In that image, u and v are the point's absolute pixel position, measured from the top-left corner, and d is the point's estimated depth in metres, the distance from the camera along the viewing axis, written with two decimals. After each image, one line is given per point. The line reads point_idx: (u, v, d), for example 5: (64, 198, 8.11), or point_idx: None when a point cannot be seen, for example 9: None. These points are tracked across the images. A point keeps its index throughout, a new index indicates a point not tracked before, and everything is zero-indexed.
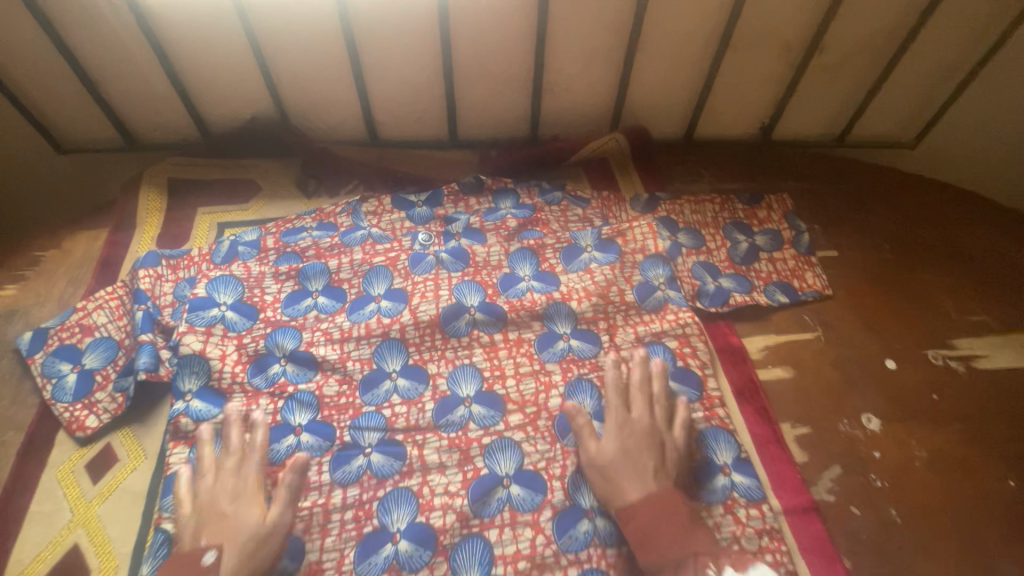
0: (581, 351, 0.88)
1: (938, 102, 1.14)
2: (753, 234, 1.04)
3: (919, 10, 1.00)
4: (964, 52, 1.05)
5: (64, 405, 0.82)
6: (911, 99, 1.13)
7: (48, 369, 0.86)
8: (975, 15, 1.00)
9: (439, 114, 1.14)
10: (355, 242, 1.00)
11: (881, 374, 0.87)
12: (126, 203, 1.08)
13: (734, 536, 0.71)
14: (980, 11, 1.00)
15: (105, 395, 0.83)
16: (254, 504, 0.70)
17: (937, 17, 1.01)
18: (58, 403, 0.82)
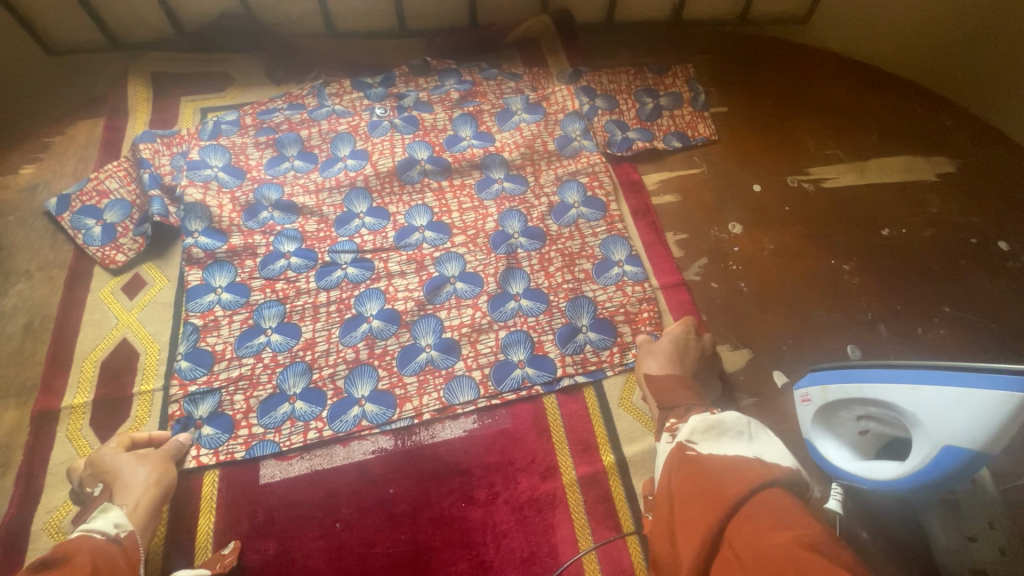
0: (512, 190, 1.09)
1: None
2: (658, 96, 1.24)
3: None
4: None
5: (96, 248, 1.02)
6: None
7: (76, 224, 1.04)
8: None
9: (387, 4, 1.29)
10: (322, 117, 1.19)
11: (748, 194, 1.10)
12: (117, 95, 1.23)
13: (621, 304, 0.95)
14: None
15: (128, 239, 1.03)
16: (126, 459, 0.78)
17: None
18: (90, 247, 1.02)
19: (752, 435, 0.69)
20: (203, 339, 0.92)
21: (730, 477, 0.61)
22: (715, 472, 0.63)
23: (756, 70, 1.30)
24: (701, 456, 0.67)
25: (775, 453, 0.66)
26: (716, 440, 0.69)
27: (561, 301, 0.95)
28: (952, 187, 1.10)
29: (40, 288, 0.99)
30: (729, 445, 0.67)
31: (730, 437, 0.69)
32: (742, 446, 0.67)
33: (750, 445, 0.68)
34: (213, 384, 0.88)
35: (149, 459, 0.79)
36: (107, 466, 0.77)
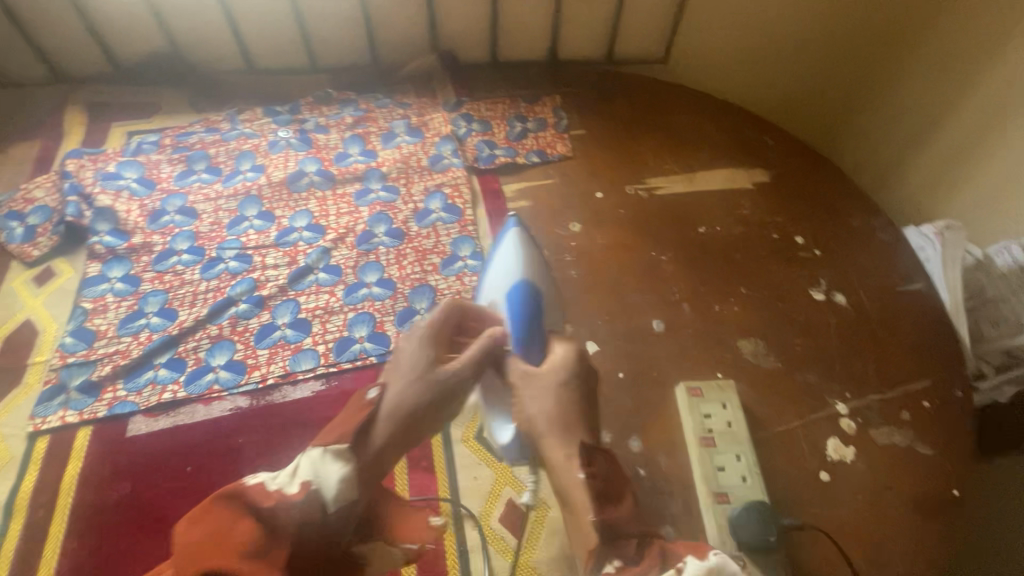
0: (386, 197, 1.27)
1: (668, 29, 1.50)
2: (527, 122, 1.44)
3: None
4: None
5: (16, 245, 1.18)
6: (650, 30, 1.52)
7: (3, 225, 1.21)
8: None
9: (298, 46, 1.50)
10: (231, 138, 1.38)
11: (591, 201, 1.28)
12: (57, 120, 1.42)
13: (457, 291, 1.11)
14: None
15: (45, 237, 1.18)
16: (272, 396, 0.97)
17: None
18: (12, 244, 1.18)
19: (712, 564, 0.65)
20: (90, 319, 1.07)
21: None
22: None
23: (616, 97, 1.51)
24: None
25: None
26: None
27: (405, 289, 1.11)
28: (764, 193, 1.28)
29: None
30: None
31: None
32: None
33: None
34: (91, 357, 1.02)
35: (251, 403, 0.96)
36: (393, 373, 0.79)
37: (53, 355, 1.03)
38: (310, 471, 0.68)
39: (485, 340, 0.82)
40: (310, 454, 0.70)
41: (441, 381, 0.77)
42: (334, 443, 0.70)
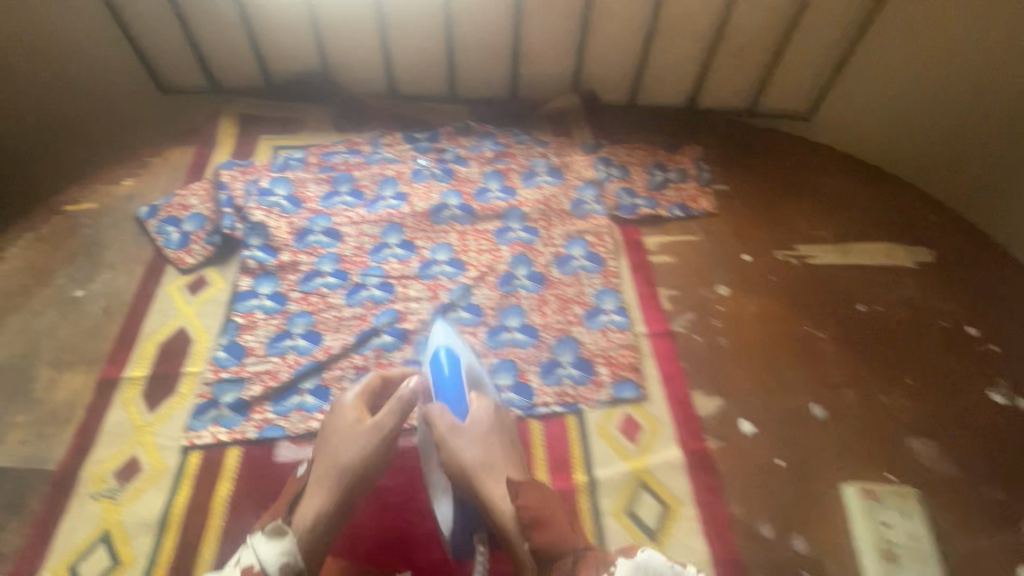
0: (526, 238, 1.25)
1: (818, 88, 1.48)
2: (667, 171, 1.40)
3: (781, 29, 1.39)
4: (828, 47, 1.40)
5: (172, 250, 1.22)
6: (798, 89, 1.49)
7: (159, 229, 1.25)
8: (824, 40, 1.39)
9: (442, 76, 1.52)
10: (374, 162, 1.39)
11: (738, 263, 1.22)
12: (210, 129, 1.47)
13: (602, 347, 1.07)
14: (832, 35, 1.38)
15: (198, 246, 1.22)
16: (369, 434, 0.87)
17: (798, 35, 1.39)
18: (167, 249, 1.22)
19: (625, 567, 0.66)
20: (241, 335, 1.08)
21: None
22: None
23: (758, 154, 1.46)
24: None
25: None
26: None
27: (549, 338, 1.08)
28: (928, 274, 1.19)
29: (121, 279, 1.18)
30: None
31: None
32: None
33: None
34: (242, 374, 1.03)
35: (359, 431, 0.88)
36: (330, 441, 0.87)
37: (206, 368, 1.04)
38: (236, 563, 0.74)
39: (396, 404, 0.90)
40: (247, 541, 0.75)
41: (338, 439, 0.87)
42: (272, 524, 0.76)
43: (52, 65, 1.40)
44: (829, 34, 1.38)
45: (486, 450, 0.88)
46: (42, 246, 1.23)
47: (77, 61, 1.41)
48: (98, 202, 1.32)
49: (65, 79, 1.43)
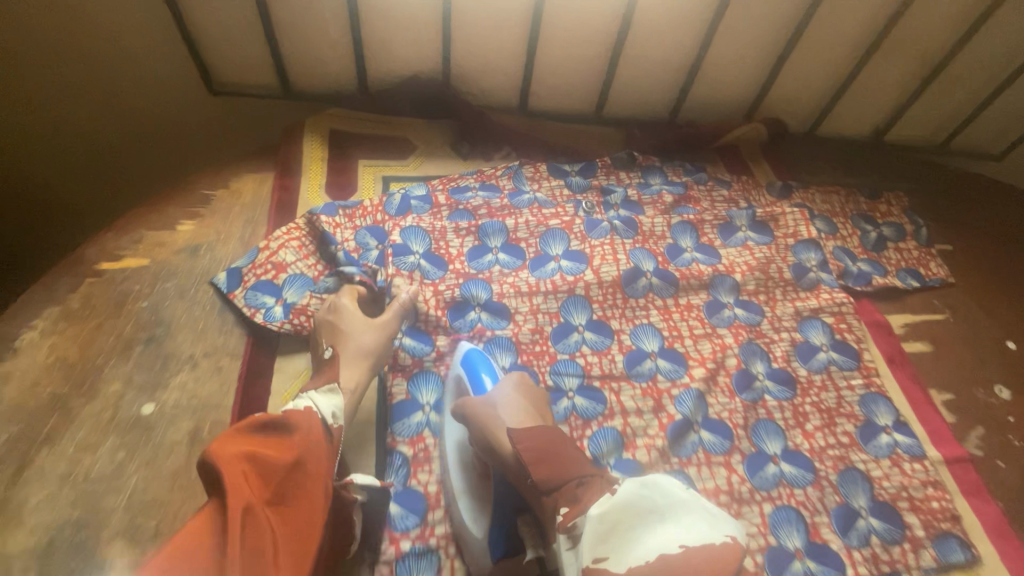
0: (747, 318, 0.97)
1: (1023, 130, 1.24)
2: (878, 225, 1.14)
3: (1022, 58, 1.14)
4: None
5: (279, 324, 0.88)
6: (1002, 128, 1.25)
7: (252, 301, 0.89)
8: None
9: (593, 90, 1.19)
10: (523, 205, 1.06)
11: (1005, 353, 0.99)
12: (290, 150, 1.09)
13: (902, 485, 0.81)
14: None
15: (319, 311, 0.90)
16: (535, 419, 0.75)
17: None
18: (272, 324, 0.88)
19: (632, 485, 0.63)
20: (414, 476, 0.78)
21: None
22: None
23: (971, 203, 1.22)
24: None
25: (691, 527, 0.58)
26: (626, 540, 0.59)
27: (829, 471, 0.81)
28: None
29: (209, 383, 0.81)
30: (658, 538, 0.58)
31: (645, 516, 0.60)
32: (690, 511, 0.60)
33: (679, 497, 0.62)
34: (430, 541, 0.74)
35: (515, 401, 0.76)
36: (338, 330, 0.84)
37: (370, 523, 0.75)
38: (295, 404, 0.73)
39: (396, 311, 0.87)
40: (302, 395, 0.76)
41: (349, 329, 0.84)
42: (327, 384, 0.78)
43: (73, 54, 1.00)
44: None
45: (513, 407, 0.74)
46: (74, 328, 0.83)
47: (107, 50, 1.01)
48: (148, 257, 0.93)
49: (88, 74, 1.03)
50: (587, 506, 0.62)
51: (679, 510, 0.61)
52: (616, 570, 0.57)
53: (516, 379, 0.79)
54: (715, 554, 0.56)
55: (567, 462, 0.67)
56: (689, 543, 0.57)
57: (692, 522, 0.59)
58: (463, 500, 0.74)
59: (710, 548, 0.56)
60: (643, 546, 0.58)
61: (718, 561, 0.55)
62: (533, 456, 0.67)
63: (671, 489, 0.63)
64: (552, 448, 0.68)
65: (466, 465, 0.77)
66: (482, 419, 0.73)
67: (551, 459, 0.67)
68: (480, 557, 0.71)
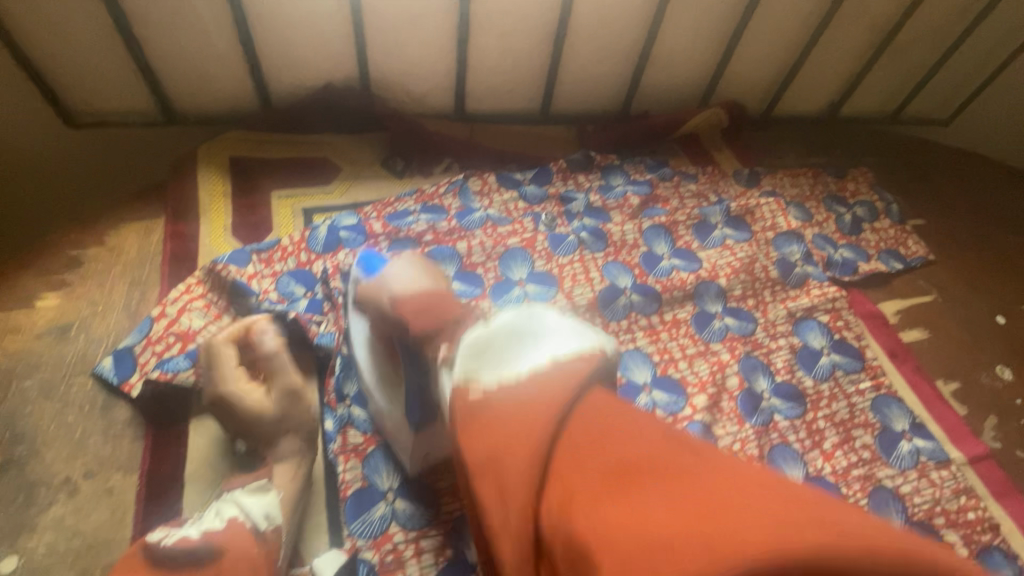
0: (740, 328, 0.86)
1: (969, 92, 1.22)
2: (851, 206, 1.07)
3: (967, 21, 1.10)
4: (997, 45, 1.14)
5: (189, 373, 0.70)
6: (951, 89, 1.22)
7: (167, 365, 0.70)
8: (1002, 31, 1.12)
9: (537, 85, 1.05)
10: (475, 226, 0.91)
11: (998, 329, 0.94)
12: (181, 187, 0.89)
13: (934, 499, 0.73)
14: (1014, 26, 1.11)
15: None
16: (435, 279, 0.66)
17: (980, 28, 1.12)
18: (180, 374, 0.70)
19: (508, 314, 0.57)
20: None
21: (537, 392, 0.48)
22: (533, 383, 0.49)
23: (932, 172, 1.19)
24: (488, 394, 0.49)
25: (565, 344, 0.53)
26: (500, 360, 0.52)
27: (859, 496, 0.73)
28: None
29: (96, 512, 0.62)
30: (522, 350, 0.52)
31: (523, 338, 0.54)
32: (574, 337, 0.54)
33: (549, 319, 0.57)
34: None
35: (407, 263, 0.67)
36: (240, 421, 0.66)
37: None
38: (216, 516, 0.58)
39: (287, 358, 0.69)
40: (227, 498, 0.61)
41: (245, 413, 0.65)
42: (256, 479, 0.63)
43: None
44: (1011, 23, 1.11)
45: (404, 269, 0.66)
46: None
47: None
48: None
49: None
50: (463, 338, 0.57)
51: (550, 327, 0.55)
52: (485, 383, 0.50)
53: (412, 255, 0.68)
54: (575, 367, 0.50)
55: (448, 308, 0.62)
56: (562, 358, 0.51)
57: (567, 340, 0.53)
58: (380, 394, 0.68)
59: (576, 359, 0.51)
60: (518, 363, 0.51)
61: (581, 373, 0.50)
62: (415, 311, 0.61)
63: (551, 319, 0.57)
64: (436, 301, 0.62)
65: (369, 353, 0.69)
66: (373, 291, 0.65)
67: (432, 308, 0.61)
68: (403, 437, 0.67)
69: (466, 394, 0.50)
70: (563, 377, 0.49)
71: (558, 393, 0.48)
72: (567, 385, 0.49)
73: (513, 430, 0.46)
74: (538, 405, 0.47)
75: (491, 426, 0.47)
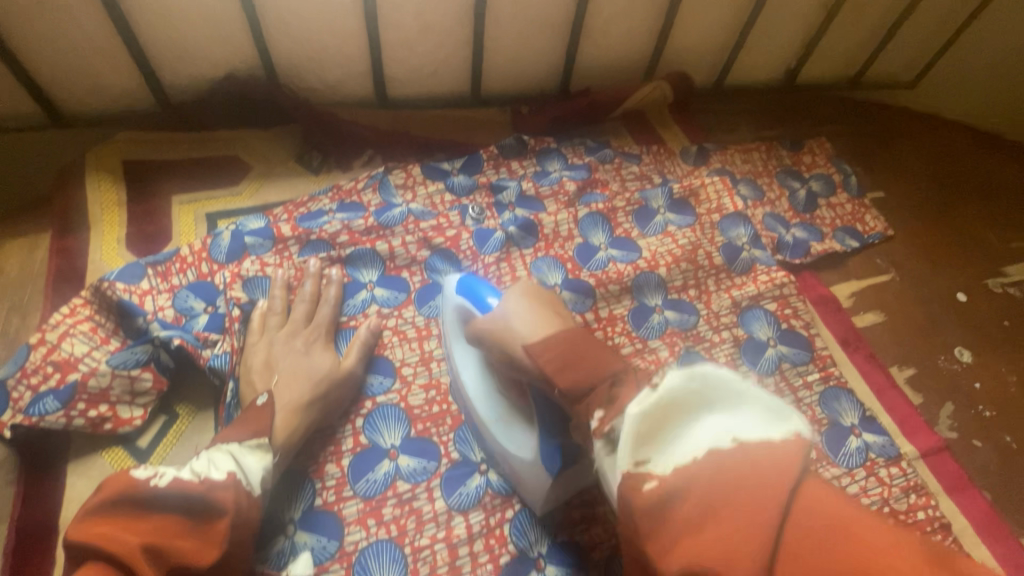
0: (681, 322, 0.81)
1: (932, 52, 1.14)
2: (807, 180, 1.01)
3: None
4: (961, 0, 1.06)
5: (55, 416, 0.63)
6: (914, 50, 1.14)
7: (31, 408, 0.63)
8: None
9: (464, 65, 0.97)
10: (394, 223, 0.84)
11: (958, 307, 0.89)
12: (67, 197, 0.81)
13: (881, 499, 0.69)
14: None
15: (112, 380, 0.65)
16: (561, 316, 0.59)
17: None
18: (45, 419, 0.63)
19: (675, 376, 0.47)
20: None
21: (745, 495, 0.39)
22: (726, 473, 0.40)
23: (894, 139, 1.12)
24: (673, 488, 0.42)
25: (750, 426, 0.44)
26: (668, 442, 0.45)
27: None
28: None
29: None
30: (701, 431, 0.45)
31: (691, 410, 0.46)
32: (758, 409, 0.45)
33: (732, 385, 0.47)
34: None
35: (531, 298, 0.61)
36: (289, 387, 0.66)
37: None
38: (207, 469, 0.53)
39: (360, 348, 0.72)
40: (219, 451, 0.56)
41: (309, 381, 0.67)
42: (253, 436, 0.59)
43: None
44: None
45: (528, 315, 0.59)
46: None
47: None
48: None
49: None
50: (626, 404, 0.48)
51: (727, 402, 0.46)
52: (662, 473, 0.44)
53: (522, 286, 0.62)
54: (776, 457, 0.41)
55: (600, 357, 0.53)
56: (747, 440, 0.42)
57: (748, 415, 0.45)
58: (505, 434, 0.64)
59: (773, 446, 0.42)
60: (693, 442, 0.44)
61: (792, 460, 0.40)
62: (556, 364, 0.53)
63: (721, 376, 0.47)
64: (578, 348, 0.54)
65: (495, 393, 0.66)
66: (502, 342, 0.59)
67: (582, 362, 0.52)
68: (536, 486, 0.62)
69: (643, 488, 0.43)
70: (768, 468, 0.40)
71: (775, 495, 0.39)
72: (783, 478, 0.39)
73: (715, 538, 0.38)
74: (756, 502, 0.39)
75: (688, 531, 0.40)
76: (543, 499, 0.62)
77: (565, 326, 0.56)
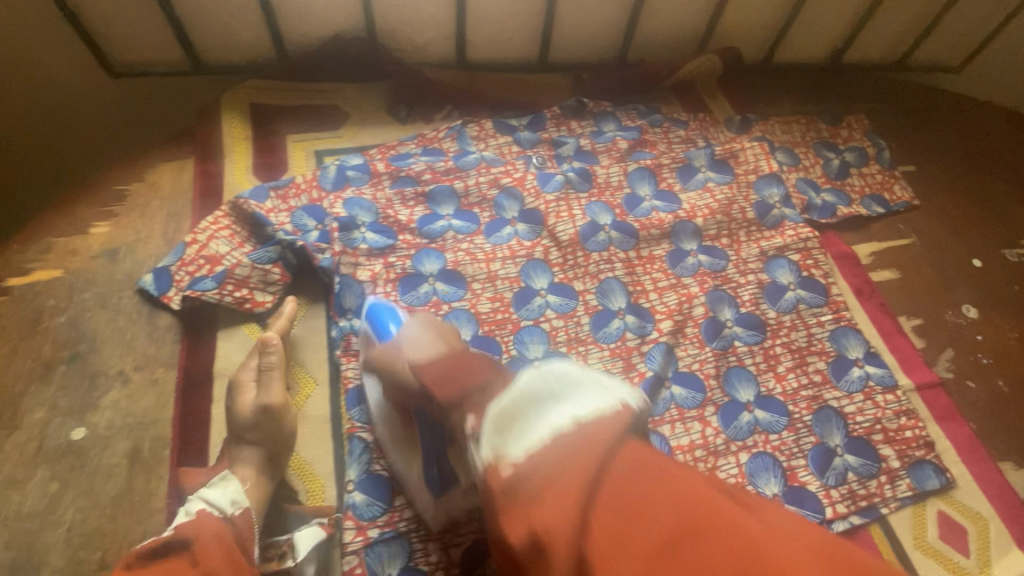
0: (712, 264, 0.93)
1: (978, 39, 1.20)
2: (842, 151, 1.09)
3: None
4: None
5: (213, 292, 0.81)
6: (960, 35, 1.20)
7: (195, 285, 0.81)
8: None
9: (535, 34, 1.10)
10: (470, 166, 0.98)
11: (971, 271, 0.98)
12: (208, 131, 0.99)
13: (875, 418, 0.80)
14: None
15: (250, 271, 0.84)
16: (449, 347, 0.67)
17: None
18: (205, 294, 0.81)
19: (526, 374, 0.56)
20: (376, 461, 0.74)
21: (569, 463, 0.48)
22: (564, 452, 0.49)
23: (932, 119, 1.19)
24: (522, 472, 0.49)
25: (587, 403, 0.53)
26: (522, 427, 0.52)
27: (804, 413, 0.80)
28: None
29: (144, 398, 0.76)
30: (550, 414, 0.52)
31: (542, 399, 0.54)
32: (596, 390, 0.54)
33: (574, 375, 0.56)
34: (398, 525, 0.71)
35: (426, 325, 0.70)
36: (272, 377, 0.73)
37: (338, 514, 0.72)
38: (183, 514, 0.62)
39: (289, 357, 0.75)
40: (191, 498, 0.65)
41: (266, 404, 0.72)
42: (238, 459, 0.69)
43: None
44: None
45: (419, 342, 0.67)
46: None
47: None
48: (61, 267, 0.85)
49: None
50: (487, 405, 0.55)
51: (577, 385, 0.55)
52: (515, 458, 0.50)
53: (422, 317, 0.71)
54: (606, 427, 0.50)
55: (472, 371, 0.60)
56: (584, 418, 0.51)
57: (588, 395, 0.54)
58: (396, 452, 0.72)
59: (604, 418, 0.51)
60: (540, 426, 0.52)
61: (614, 429, 0.50)
62: (437, 379, 0.60)
63: (567, 368, 0.56)
64: (458, 365, 0.61)
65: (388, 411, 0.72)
66: (390, 365, 0.68)
67: (455, 377, 0.60)
68: (422, 494, 0.70)
69: (500, 473, 0.50)
70: (597, 434, 0.50)
71: (593, 458, 0.48)
72: (601, 441, 0.49)
73: (551, 511, 0.46)
74: (577, 459, 0.48)
75: (530, 505, 0.47)
76: (429, 509, 0.70)
77: (448, 352, 0.63)
